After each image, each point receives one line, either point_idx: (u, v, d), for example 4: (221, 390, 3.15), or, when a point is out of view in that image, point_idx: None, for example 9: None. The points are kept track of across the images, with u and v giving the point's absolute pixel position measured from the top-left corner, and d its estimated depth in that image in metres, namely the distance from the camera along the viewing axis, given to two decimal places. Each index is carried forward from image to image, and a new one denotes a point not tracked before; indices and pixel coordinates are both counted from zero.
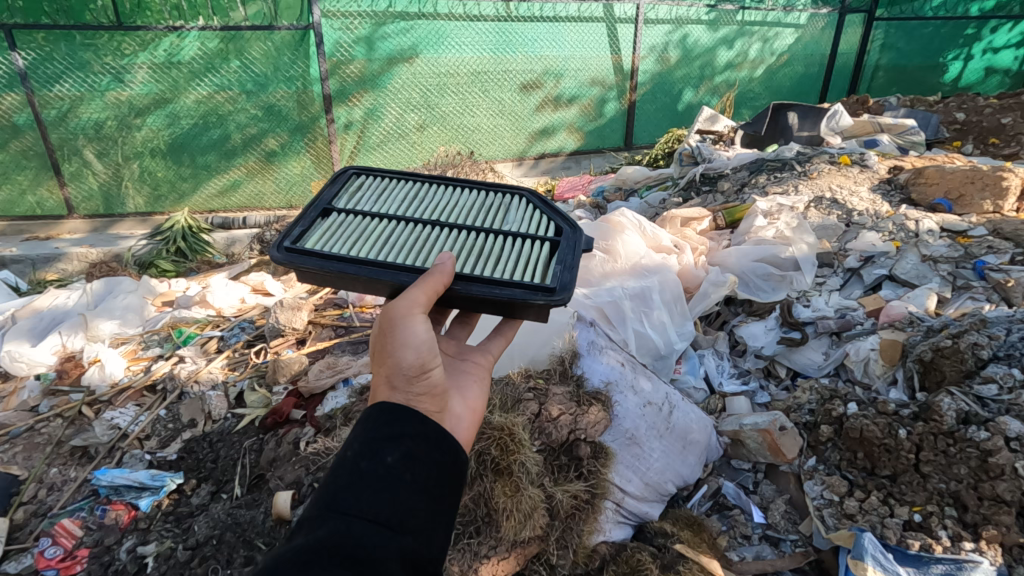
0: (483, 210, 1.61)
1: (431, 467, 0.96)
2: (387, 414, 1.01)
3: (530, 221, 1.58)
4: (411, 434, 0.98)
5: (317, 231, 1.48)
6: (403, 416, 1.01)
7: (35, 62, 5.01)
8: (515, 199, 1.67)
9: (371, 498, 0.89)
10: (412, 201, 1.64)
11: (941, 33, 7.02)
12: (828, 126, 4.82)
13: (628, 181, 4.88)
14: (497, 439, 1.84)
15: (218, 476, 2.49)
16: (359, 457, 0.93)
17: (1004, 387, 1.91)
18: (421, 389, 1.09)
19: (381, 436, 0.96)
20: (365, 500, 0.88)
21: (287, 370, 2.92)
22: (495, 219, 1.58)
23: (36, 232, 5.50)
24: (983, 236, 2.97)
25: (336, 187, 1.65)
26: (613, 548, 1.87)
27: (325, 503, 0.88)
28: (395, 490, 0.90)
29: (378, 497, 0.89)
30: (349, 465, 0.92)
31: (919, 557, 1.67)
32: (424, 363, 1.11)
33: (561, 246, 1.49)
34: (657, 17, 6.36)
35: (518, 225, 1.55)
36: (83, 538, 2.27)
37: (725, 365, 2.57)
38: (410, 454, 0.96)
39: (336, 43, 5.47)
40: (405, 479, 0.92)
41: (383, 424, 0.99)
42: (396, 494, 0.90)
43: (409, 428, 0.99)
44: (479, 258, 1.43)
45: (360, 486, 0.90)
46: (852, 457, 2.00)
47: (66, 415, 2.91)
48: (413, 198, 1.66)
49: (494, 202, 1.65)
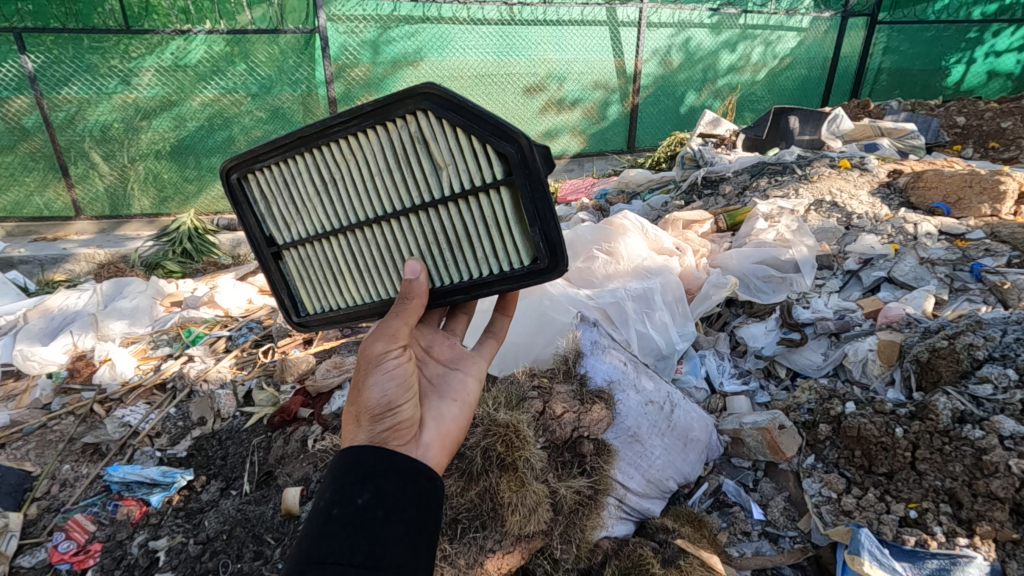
0: (402, 162, 1.13)
1: (403, 503, 0.94)
2: (350, 456, 0.98)
3: (466, 150, 1.08)
4: (379, 472, 0.96)
5: (302, 286, 1.39)
6: (367, 458, 0.98)
7: (44, 65, 5.08)
8: (422, 124, 1.09)
9: (347, 544, 0.86)
10: (317, 189, 1.22)
11: (943, 37, 7.04)
12: (828, 130, 4.87)
13: (630, 183, 4.93)
14: (503, 436, 1.92)
15: (227, 473, 2.54)
16: (330, 504, 0.90)
17: (999, 387, 1.96)
18: (386, 426, 1.08)
19: (349, 479, 0.94)
20: (339, 545, 0.86)
21: (294, 370, 2.97)
22: (426, 173, 1.13)
23: (44, 233, 5.57)
24: (981, 239, 3.02)
25: (254, 217, 1.34)
26: (615, 543, 1.91)
27: (299, 554, 0.85)
28: (367, 530, 0.88)
29: (353, 540, 0.87)
30: (322, 513, 0.89)
31: (914, 553, 1.71)
32: (390, 403, 1.11)
33: (525, 186, 1.08)
34: (659, 20, 6.42)
35: (457, 173, 1.11)
36: (95, 533, 2.32)
37: (725, 365, 2.61)
38: (381, 492, 0.94)
39: (342, 47, 5.54)
40: (379, 517, 0.90)
41: (349, 466, 0.96)
42: (373, 533, 0.88)
43: (377, 467, 0.97)
44: (447, 259, 1.20)
45: (335, 531, 0.87)
46: (850, 455, 2.03)
47: (77, 413, 2.97)
48: (316, 180, 1.22)
49: (410, 139, 1.11)
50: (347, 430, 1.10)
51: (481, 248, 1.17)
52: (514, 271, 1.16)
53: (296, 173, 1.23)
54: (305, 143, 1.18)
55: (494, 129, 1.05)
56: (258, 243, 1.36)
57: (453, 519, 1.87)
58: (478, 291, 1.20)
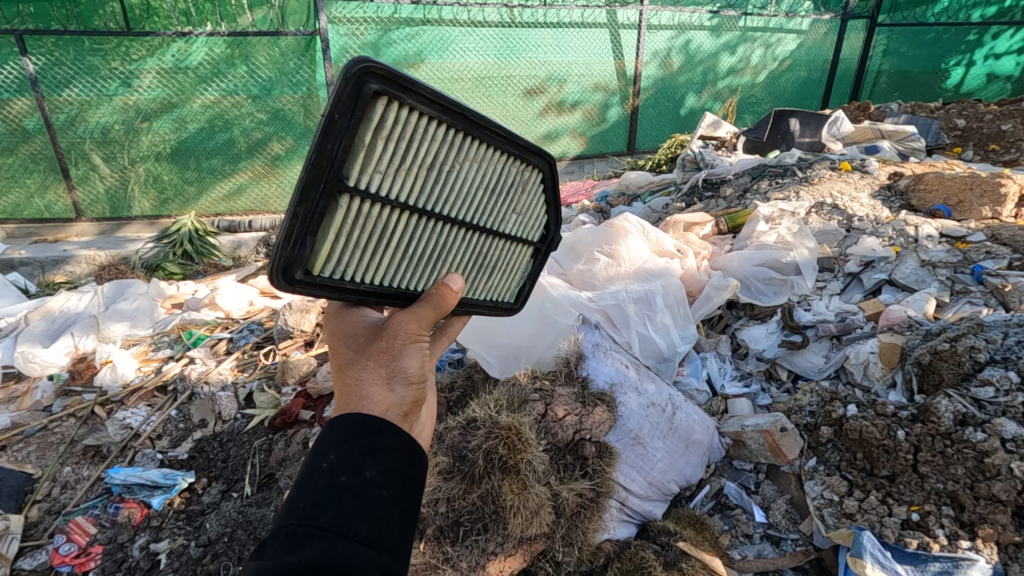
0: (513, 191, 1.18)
1: (404, 484, 0.94)
2: (362, 424, 0.96)
3: (536, 214, 1.28)
4: (389, 449, 0.95)
5: (326, 243, 0.93)
6: (378, 430, 0.96)
7: (45, 67, 5.08)
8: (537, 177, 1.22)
9: (352, 517, 0.86)
10: (438, 169, 1.01)
11: (942, 39, 7.06)
12: (828, 132, 4.90)
13: (631, 185, 4.94)
14: (505, 438, 1.91)
15: (228, 475, 2.54)
16: (337, 471, 0.89)
17: (1001, 390, 1.95)
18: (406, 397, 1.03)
19: (358, 449, 0.92)
20: (345, 517, 0.85)
21: (296, 372, 2.97)
22: (511, 211, 1.21)
23: (45, 235, 5.58)
24: (982, 241, 3.02)
25: (341, 141, 0.86)
26: (617, 545, 1.91)
27: (303, 517, 0.85)
28: (372, 507, 0.88)
29: (359, 515, 0.86)
30: (327, 478, 0.88)
31: (917, 555, 1.71)
32: (419, 376, 1.06)
33: (540, 255, 1.39)
34: (659, 23, 6.43)
35: (528, 222, 1.27)
36: (96, 535, 2.32)
37: (727, 367, 2.62)
38: (387, 470, 0.93)
39: (342, 49, 5.55)
40: (382, 496, 0.90)
41: (359, 435, 0.94)
42: (375, 511, 0.88)
43: (388, 442, 0.96)
44: (475, 281, 1.24)
45: (340, 500, 0.87)
46: (851, 458, 2.03)
47: (78, 415, 2.97)
48: (437, 155, 0.99)
49: (528, 183, 1.21)
50: (358, 382, 1.02)
51: (495, 283, 1.31)
52: (499, 303, 1.36)
53: (431, 135, 0.96)
54: (464, 122, 0.99)
55: (554, 211, 1.34)
56: (322, 163, 0.85)
57: (455, 521, 1.87)
58: (466, 308, 1.26)
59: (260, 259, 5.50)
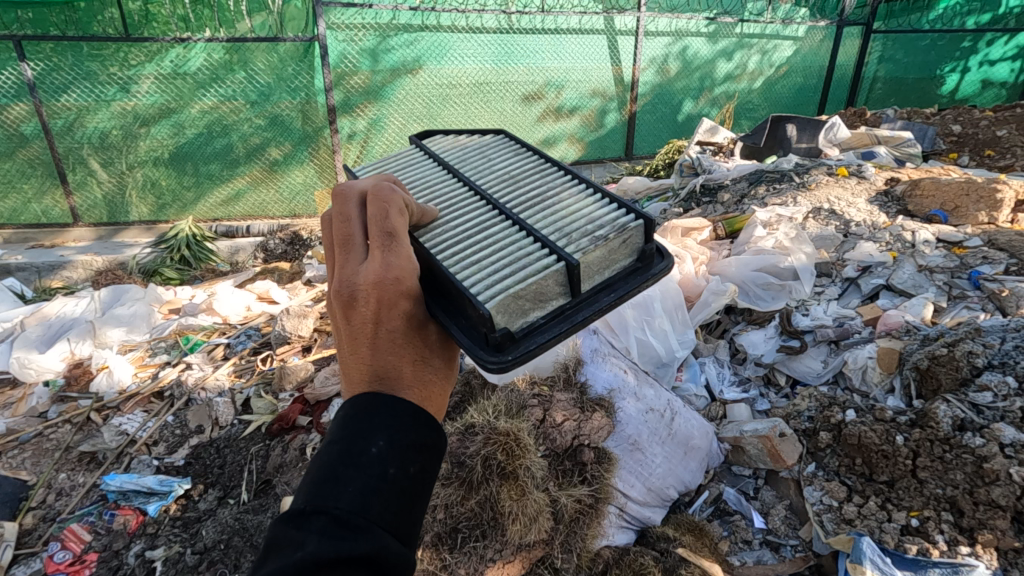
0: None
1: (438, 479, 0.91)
2: (413, 413, 0.89)
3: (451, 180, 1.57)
4: (431, 443, 0.90)
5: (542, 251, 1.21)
6: (426, 423, 0.90)
7: (43, 73, 5.08)
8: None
9: (397, 511, 0.82)
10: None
11: (938, 46, 7.12)
12: (825, 138, 4.92)
13: (628, 191, 4.97)
14: (503, 444, 1.90)
15: (225, 482, 2.52)
16: (386, 462, 0.83)
17: (998, 395, 1.96)
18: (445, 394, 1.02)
19: (409, 439, 0.86)
20: (391, 512, 0.81)
21: (293, 377, 2.95)
22: None
23: (42, 240, 5.57)
24: (978, 247, 3.03)
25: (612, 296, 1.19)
26: (616, 552, 1.90)
27: (348, 504, 0.79)
28: (413, 504, 0.84)
29: (401, 511, 0.82)
30: (378, 466, 0.82)
31: (916, 561, 1.71)
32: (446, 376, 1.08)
33: None
34: (657, 29, 6.45)
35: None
36: (92, 542, 2.30)
37: (725, 373, 2.61)
38: (428, 465, 0.88)
39: (341, 55, 5.55)
40: (420, 491, 0.86)
41: (410, 424, 0.88)
42: (414, 506, 0.84)
43: (435, 438, 0.91)
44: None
45: (387, 494, 0.82)
46: (851, 463, 2.02)
47: (74, 421, 2.95)
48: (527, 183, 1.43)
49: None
50: (423, 382, 0.95)
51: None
52: None
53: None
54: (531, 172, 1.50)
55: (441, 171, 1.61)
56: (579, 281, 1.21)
57: (453, 528, 1.86)
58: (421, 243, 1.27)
59: (258, 264, 5.50)
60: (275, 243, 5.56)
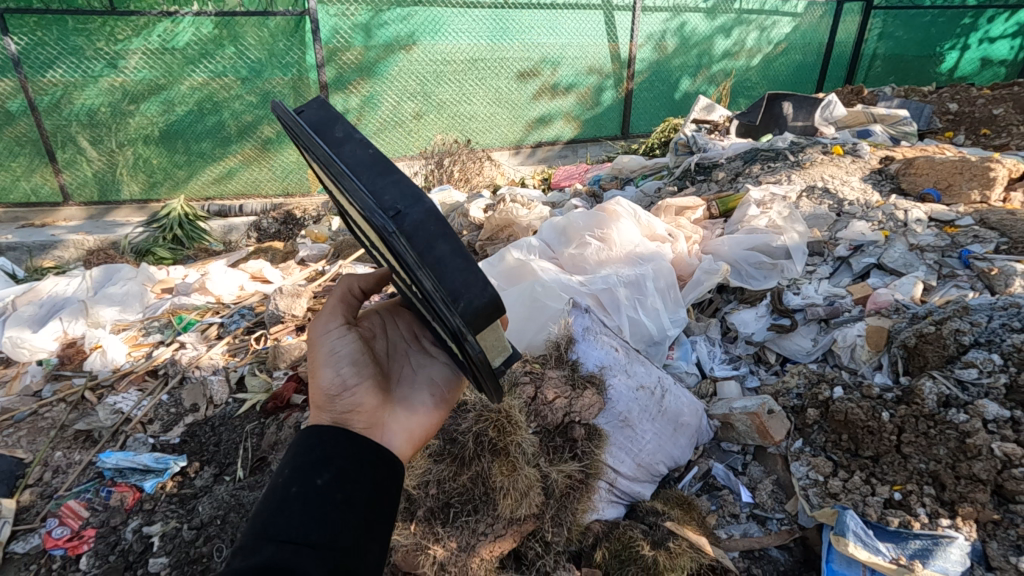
0: None
1: (364, 486, 0.99)
2: (313, 439, 1.04)
3: None
4: (341, 454, 1.02)
5: None
6: (334, 440, 1.04)
7: (28, 47, 4.96)
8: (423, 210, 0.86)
9: (300, 521, 0.91)
10: None
11: (938, 22, 7.03)
12: (822, 116, 4.88)
13: (624, 170, 4.92)
14: (495, 421, 1.96)
15: (220, 459, 2.55)
16: (289, 483, 0.96)
17: (983, 371, 1.99)
18: (345, 406, 1.13)
19: (313, 459, 1.00)
20: (292, 523, 0.90)
21: (287, 356, 2.99)
22: None
23: (32, 219, 5.47)
24: (970, 226, 3.04)
25: None
26: (606, 526, 1.94)
27: (251, 533, 0.89)
28: (327, 509, 0.93)
29: (307, 518, 0.91)
30: (281, 491, 0.95)
31: (897, 533, 1.75)
32: (345, 383, 1.16)
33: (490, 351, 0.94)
34: (654, 4, 6.34)
35: None
36: (89, 519, 2.31)
37: (716, 351, 2.63)
38: (343, 472, 0.99)
39: (333, 30, 5.43)
40: (336, 498, 0.95)
41: (311, 448, 1.02)
42: (327, 513, 0.93)
43: (346, 453, 1.02)
44: None
45: (291, 508, 0.92)
46: (837, 439, 2.06)
47: (68, 400, 2.95)
48: None
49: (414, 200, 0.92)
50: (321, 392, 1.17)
51: None
52: None
53: None
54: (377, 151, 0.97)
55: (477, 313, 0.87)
56: None
57: (445, 503, 1.90)
58: None
59: (251, 243, 5.46)
60: (269, 223, 5.56)
